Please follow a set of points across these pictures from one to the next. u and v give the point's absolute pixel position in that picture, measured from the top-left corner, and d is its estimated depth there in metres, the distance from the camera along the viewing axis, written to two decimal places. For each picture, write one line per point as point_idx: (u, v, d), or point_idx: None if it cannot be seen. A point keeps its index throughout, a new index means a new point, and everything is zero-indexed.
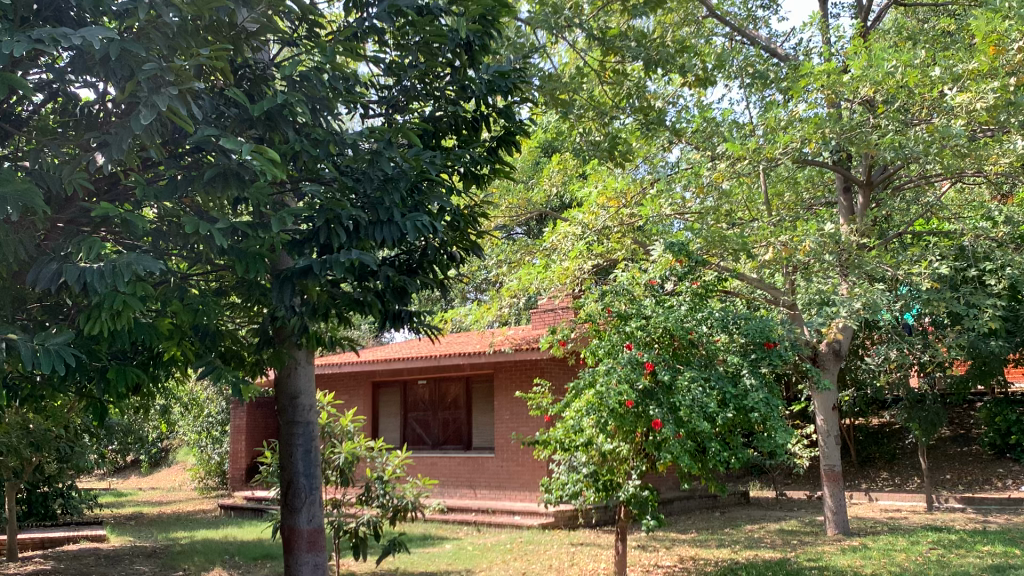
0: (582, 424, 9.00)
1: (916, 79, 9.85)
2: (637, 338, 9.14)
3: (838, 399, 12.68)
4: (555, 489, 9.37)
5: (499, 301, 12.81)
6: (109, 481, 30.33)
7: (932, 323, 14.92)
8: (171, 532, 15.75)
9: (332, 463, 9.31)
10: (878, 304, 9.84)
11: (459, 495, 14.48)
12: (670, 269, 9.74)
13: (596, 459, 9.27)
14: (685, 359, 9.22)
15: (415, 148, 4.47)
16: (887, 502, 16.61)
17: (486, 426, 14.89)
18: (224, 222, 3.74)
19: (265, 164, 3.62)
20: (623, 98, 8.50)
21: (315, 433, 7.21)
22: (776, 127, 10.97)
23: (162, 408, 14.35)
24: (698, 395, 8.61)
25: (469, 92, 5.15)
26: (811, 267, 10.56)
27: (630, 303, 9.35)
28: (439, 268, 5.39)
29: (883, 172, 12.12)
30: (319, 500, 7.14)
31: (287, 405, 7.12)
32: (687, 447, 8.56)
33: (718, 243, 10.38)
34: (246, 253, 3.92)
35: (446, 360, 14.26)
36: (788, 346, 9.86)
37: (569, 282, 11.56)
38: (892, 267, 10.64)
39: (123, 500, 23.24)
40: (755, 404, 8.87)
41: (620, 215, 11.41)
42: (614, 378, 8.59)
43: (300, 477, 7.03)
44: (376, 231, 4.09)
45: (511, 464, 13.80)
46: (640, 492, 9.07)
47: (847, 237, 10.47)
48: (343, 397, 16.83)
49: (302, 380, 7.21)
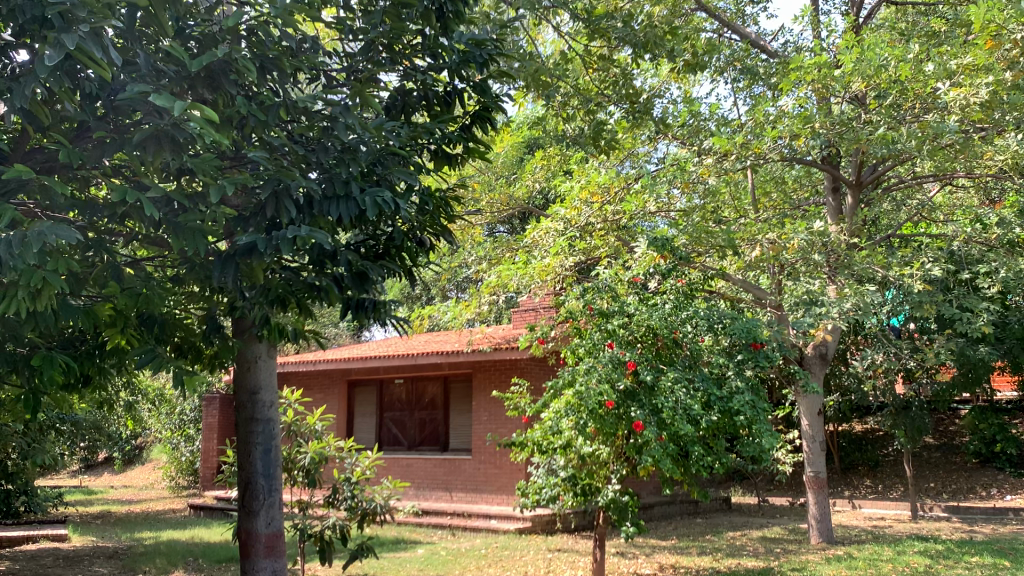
0: (561, 426, 8.62)
1: (909, 73, 9.52)
2: (619, 336, 8.76)
3: (824, 404, 12.33)
4: (531, 493, 9.00)
5: (478, 298, 12.43)
6: (78, 479, 29.62)
7: (920, 328, 14.63)
8: (136, 532, 15.25)
9: (298, 463, 8.89)
10: (869, 305, 9.48)
11: (434, 498, 14.05)
12: (654, 266, 9.42)
13: (575, 462, 8.89)
14: (669, 360, 8.85)
15: (376, 118, 4.09)
16: (871, 510, 16.31)
17: (464, 427, 14.47)
18: (156, 191, 3.37)
19: (199, 126, 3.25)
20: (610, 85, 8.13)
21: (276, 432, 6.78)
22: (765, 121, 10.65)
23: (126, 404, 13.83)
24: (681, 397, 8.26)
25: (441, 62, 4.80)
26: (801, 267, 10.24)
27: (612, 301, 9.04)
28: (409, 255, 4.96)
29: (873, 171, 11.78)
30: (279, 502, 6.73)
31: (246, 401, 6.69)
32: (670, 451, 8.19)
33: (705, 240, 10.03)
34: (184, 228, 3.53)
35: (423, 358, 13.85)
36: (774, 348, 9.52)
37: (550, 280, 11.03)
38: (883, 268, 10.31)
39: (90, 498, 22.69)
40: (741, 407, 8.53)
41: (603, 210, 11.01)
42: (595, 378, 8.22)
43: (258, 477, 6.62)
44: (332, 207, 3.71)
45: (488, 467, 13.40)
46: (620, 497, 8.71)
47: (837, 237, 10.16)
48: (317, 395, 16.38)
49: (263, 374, 6.78)
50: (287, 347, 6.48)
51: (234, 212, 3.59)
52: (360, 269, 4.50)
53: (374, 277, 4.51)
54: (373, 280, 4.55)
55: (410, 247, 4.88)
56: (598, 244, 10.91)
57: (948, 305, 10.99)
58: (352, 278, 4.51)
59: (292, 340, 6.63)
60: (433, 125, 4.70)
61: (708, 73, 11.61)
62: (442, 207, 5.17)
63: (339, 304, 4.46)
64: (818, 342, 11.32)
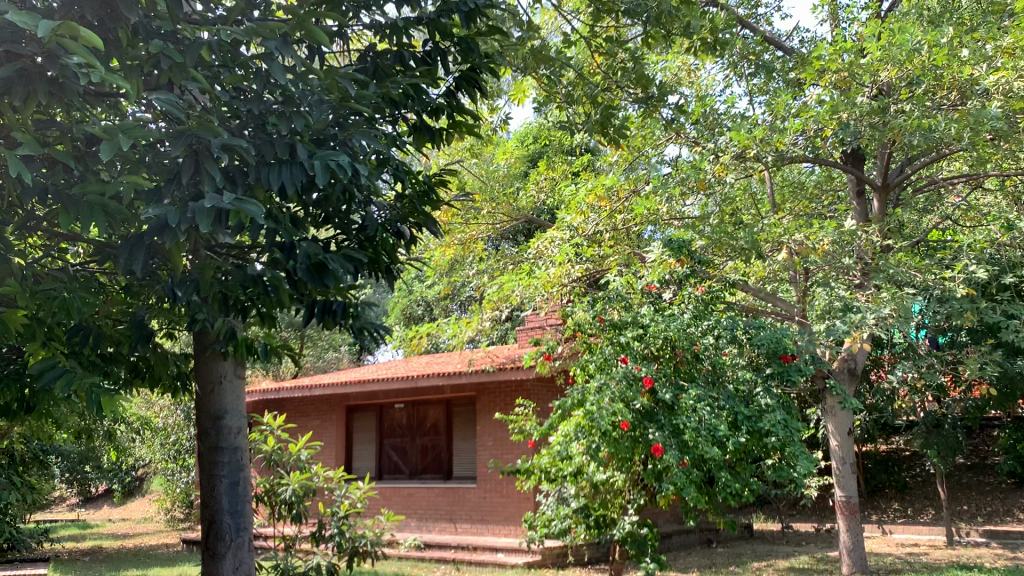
0: (570, 450, 7.75)
1: (944, 58, 8.67)
2: (633, 348, 7.93)
3: (854, 422, 11.34)
4: (539, 525, 8.15)
5: (480, 314, 11.60)
6: (77, 513, 28.75)
7: (953, 339, 13.73)
8: (121, 570, 14.36)
9: (279, 496, 8.04)
10: (911, 310, 8.54)
11: (438, 530, 13.17)
12: (670, 273, 8.65)
13: (587, 491, 8.02)
14: (689, 375, 8.01)
15: (332, 69, 3.31)
16: (903, 536, 15.31)
17: (468, 453, 13.56)
18: (29, 147, 2.56)
19: (80, 55, 2.44)
20: (617, 70, 7.28)
21: (244, 463, 5.91)
22: (786, 116, 9.84)
23: (106, 433, 12.94)
24: (705, 416, 7.42)
25: (418, 14, 3.99)
26: (832, 272, 9.36)
27: (624, 310, 8.27)
28: (386, 246, 4.21)
29: (900, 172, 10.98)
30: (249, 544, 5.86)
31: (210, 428, 5.84)
32: (694, 477, 7.32)
33: (726, 244, 9.22)
34: (80, 202, 2.79)
35: (425, 381, 12.96)
36: (805, 361, 8.68)
37: (556, 292, 10.16)
38: (920, 272, 9.44)
39: (84, 533, 21.80)
40: (772, 427, 7.64)
41: (613, 219, 10.45)
42: (607, 397, 7.39)
43: (224, 515, 5.75)
44: (268, 174, 2.95)
45: (494, 496, 12.52)
46: (638, 529, 7.84)
47: (869, 239, 9.35)
48: (315, 422, 15.52)
49: (230, 397, 5.94)
50: (256, 363, 5.72)
51: (144, 184, 2.80)
52: (317, 259, 3.71)
53: (332, 267, 3.72)
54: (331, 274, 3.77)
55: (387, 238, 4.11)
56: (607, 252, 10.14)
57: (991, 312, 10.09)
58: (306, 268, 3.71)
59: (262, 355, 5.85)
60: (410, 87, 3.93)
61: (721, 67, 10.81)
62: (435, 192, 4.41)
63: (291, 304, 3.69)
64: (846, 356, 10.46)
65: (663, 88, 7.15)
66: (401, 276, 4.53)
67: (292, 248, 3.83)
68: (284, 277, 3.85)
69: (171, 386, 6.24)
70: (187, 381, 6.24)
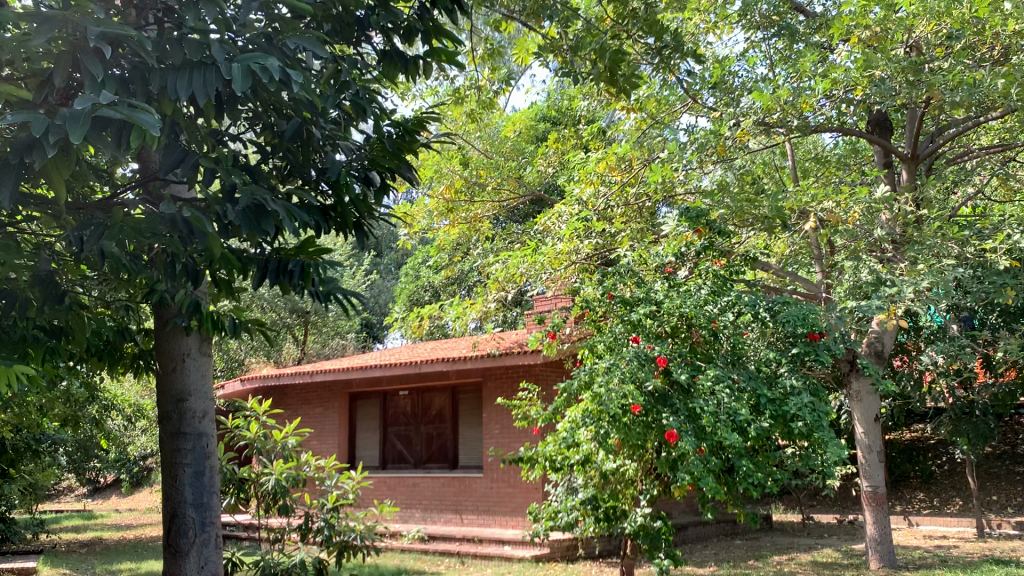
0: (578, 438, 7.13)
1: (989, 9, 7.91)
2: (645, 328, 7.34)
3: (881, 407, 10.59)
4: (545, 516, 7.52)
5: (484, 294, 10.95)
6: (83, 504, 28.28)
7: (987, 321, 12.98)
8: (114, 563, 13.82)
9: (261, 487, 7.41)
10: (950, 284, 7.82)
11: (443, 521, 12.58)
12: (687, 244, 8.04)
13: (597, 480, 7.41)
14: (707, 356, 7.37)
15: None
16: (930, 528, 14.63)
17: (474, 441, 12.95)
18: None
19: None
20: (628, 16, 6.57)
21: (211, 450, 5.27)
22: (812, 77, 9.10)
23: (94, 420, 12.38)
24: (725, 399, 6.77)
25: None
26: (861, 245, 8.66)
27: (637, 286, 7.66)
28: (352, 190, 3.61)
29: (933, 142, 10.22)
30: (216, 538, 5.24)
31: (172, 411, 5.19)
32: (712, 466, 6.67)
33: (748, 213, 8.54)
34: None
35: (429, 366, 12.32)
36: (834, 340, 7.99)
37: (563, 269, 9.51)
38: (959, 245, 8.71)
39: (87, 524, 21.28)
40: (799, 410, 6.95)
41: (625, 193, 9.78)
42: (617, 378, 6.77)
43: (187, 508, 5.11)
44: (180, 83, 2.80)
45: (501, 486, 11.92)
46: (652, 522, 7.16)
47: (903, 207, 8.65)
48: (316, 410, 14.93)
49: (195, 377, 5.29)
50: (225, 338, 5.13)
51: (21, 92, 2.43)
52: (252, 198, 3.16)
53: (271, 209, 3.17)
54: (272, 219, 3.21)
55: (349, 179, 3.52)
56: (618, 226, 9.47)
57: None
58: (238, 209, 3.15)
59: (232, 330, 5.25)
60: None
61: (742, 29, 10.07)
62: (412, 131, 3.81)
63: (221, 254, 3.16)
64: (875, 337, 9.78)
65: (678, 36, 6.48)
66: (377, 232, 3.93)
67: (229, 183, 3.24)
68: (216, 220, 3.26)
69: (134, 366, 5.64)
70: (149, 360, 5.63)
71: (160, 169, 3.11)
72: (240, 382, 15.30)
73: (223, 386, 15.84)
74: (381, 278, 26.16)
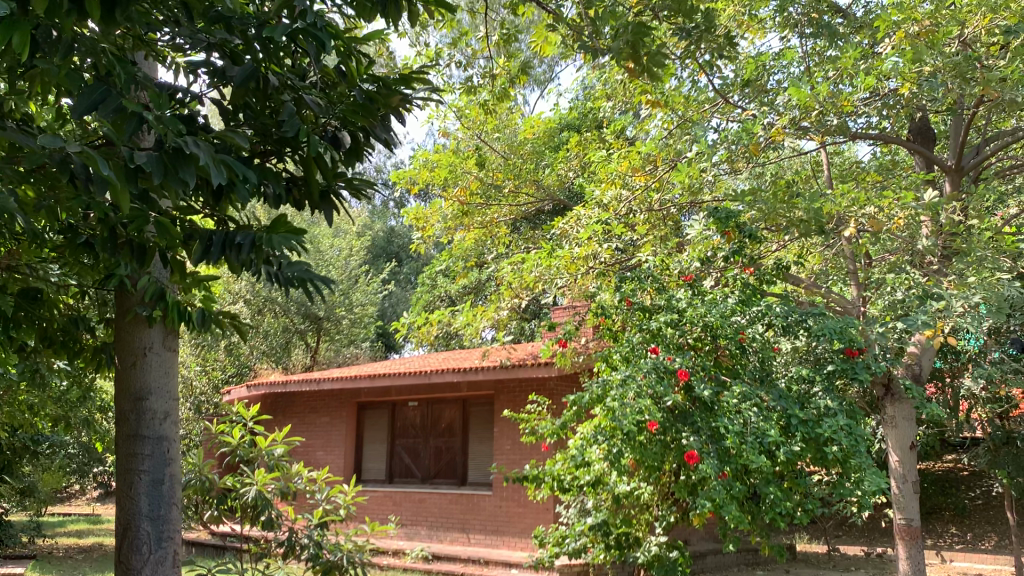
0: (589, 457, 6.52)
1: None
2: (665, 338, 6.76)
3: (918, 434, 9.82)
4: (550, 541, 6.89)
5: (496, 302, 10.37)
6: (91, 508, 27.82)
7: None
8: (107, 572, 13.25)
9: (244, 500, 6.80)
10: (1003, 299, 7.09)
11: (449, 540, 11.96)
12: (713, 249, 7.43)
13: (609, 504, 6.76)
14: (733, 371, 6.72)
15: None
16: (964, 565, 13.82)
17: (484, 458, 12.32)
18: None
19: None
20: None
21: (175, 456, 4.17)
22: (852, 74, 8.42)
23: (88, 421, 11.84)
24: (752, 419, 6.11)
25: None
26: (902, 258, 8.00)
27: (658, 294, 7.05)
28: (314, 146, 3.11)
29: (978, 153, 9.47)
30: (175, 561, 4.13)
31: (128, 411, 4.10)
32: (736, 493, 5.99)
33: (782, 218, 7.89)
34: None
35: (439, 376, 11.71)
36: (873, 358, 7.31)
37: (580, 275, 8.91)
38: (1010, 259, 7.99)
39: (91, 529, 20.77)
40: (834, 434, 6.25)
41: (647, 199, 9.16)
42: (633, 392, 6.14)
43: (141, 522, 4.02)
44: None
45: (510, 505, 11.33)
46: (667, 553, 6.51)
47: (948, 217, 7.97)
48: (322, 420, 14.36)
49: (160, 374, 4.22)
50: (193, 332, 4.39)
51: None
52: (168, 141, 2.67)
53: (191, 154, 2.64)
54: (194, 167, 2.70)
55: (308, 135, 3.04)
56: (640, 232, 8.86)
57: None
58: (151, 154, 2.65)
59: (201, 323, 4.40)
60: None
61: (777, 25, 9.42)
62: (390, 86, 3.34)
63: (126, 206, 2.67)
64: (914, 357, 9.11)
65: (710, 16, 5.86)
66: (350, 200, 3.40)
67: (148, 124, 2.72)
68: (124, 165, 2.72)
69: (94, 360, 5.01)
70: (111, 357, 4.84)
71: (76, 115, 2.65)
72: (246, 390, 14.77)
73: (229, 392, 15.35)
74: (399, 288, 25.67)
